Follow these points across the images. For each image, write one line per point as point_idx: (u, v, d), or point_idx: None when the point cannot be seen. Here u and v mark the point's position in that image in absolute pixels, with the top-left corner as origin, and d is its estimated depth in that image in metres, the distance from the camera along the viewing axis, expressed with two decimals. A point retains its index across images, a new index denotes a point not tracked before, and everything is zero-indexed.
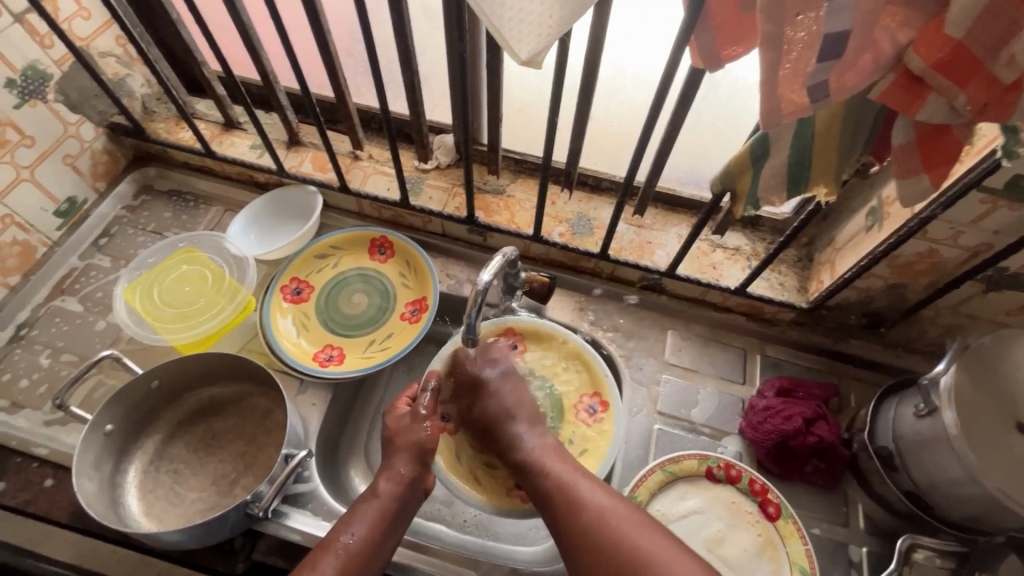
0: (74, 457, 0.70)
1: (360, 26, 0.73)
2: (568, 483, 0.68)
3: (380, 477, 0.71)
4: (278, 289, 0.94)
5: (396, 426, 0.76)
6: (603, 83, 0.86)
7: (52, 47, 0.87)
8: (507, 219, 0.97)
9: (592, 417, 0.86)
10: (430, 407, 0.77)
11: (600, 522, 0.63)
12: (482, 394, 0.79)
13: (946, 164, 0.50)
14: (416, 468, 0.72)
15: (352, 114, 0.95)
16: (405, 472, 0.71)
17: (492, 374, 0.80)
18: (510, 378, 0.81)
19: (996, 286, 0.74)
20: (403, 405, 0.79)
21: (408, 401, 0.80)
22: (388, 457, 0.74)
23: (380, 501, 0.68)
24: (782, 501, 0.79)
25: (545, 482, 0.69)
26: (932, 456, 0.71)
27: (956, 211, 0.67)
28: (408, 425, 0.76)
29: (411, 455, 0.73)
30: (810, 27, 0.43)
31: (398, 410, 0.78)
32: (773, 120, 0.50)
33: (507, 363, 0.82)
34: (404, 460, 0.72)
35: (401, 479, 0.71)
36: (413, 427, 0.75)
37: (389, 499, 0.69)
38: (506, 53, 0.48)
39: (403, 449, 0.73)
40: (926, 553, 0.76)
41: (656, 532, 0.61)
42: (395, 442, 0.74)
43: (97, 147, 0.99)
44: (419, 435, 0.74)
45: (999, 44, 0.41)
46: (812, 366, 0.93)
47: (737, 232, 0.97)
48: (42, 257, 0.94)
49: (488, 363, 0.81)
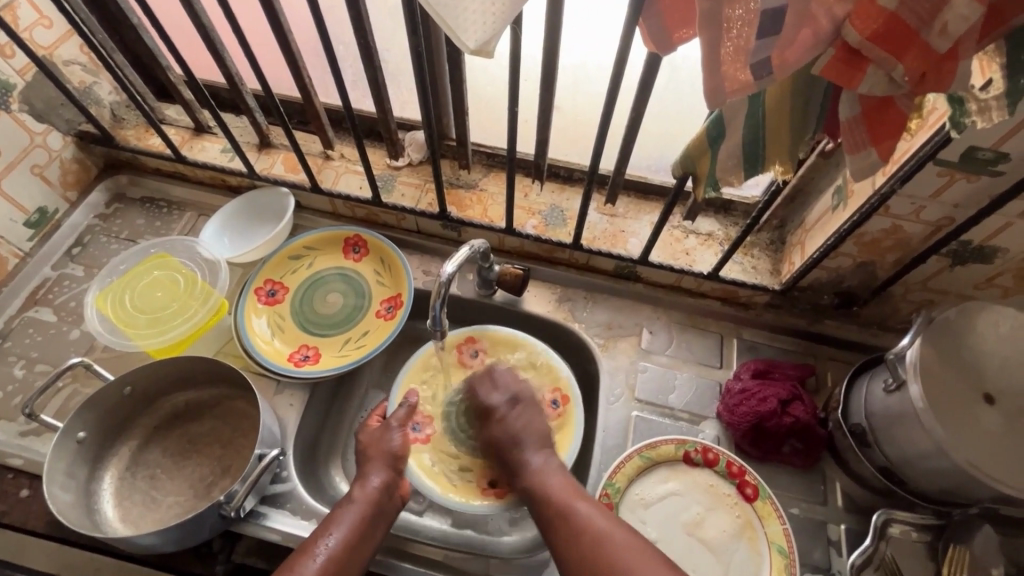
0: (45, 466, 0.70)
1: (318, 25, 0.73)
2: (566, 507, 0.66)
3: (355, 486, 0.71)
4: (252, 291, 0.94)
5: (369, 439, 0.78)
6: (566, 73, 0.87)
7: (13, 56, 0.86)
8: (480, 213, 0.97)
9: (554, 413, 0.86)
10: (402, 419, 0.79)
11: (599, 549, 0.61)
12: (491, 421, 0.78)
13: (891, 137, 0.50)
14: (388, 476, 0.73)
15: (320, 113, 0.94)
16: (373, 480, 0.71)
17: (500, 399, 0.79)
18: (519, 403, 0.78)
19: (961, 260, 0.75)
20: (374, 422, 0.81)
21: (379, 418, 0.82)
22: (361, 467, 0.74)
23: (357, 506, 0.68)
24: (760, 482, 0.79)
25: (546, 506, 0.68)
26: (900, 430, 0.72)
27: (916, 185, 0.67)
28: (380, 436, 0.77)
29: (384, 462, 0.74)
30: (746, 5, 0.44)
31: (371, 427, 0.80)
32: (719, 99, 0.50)
33: (518, 388, 0.80)
34: (376, 468, 0.73)
35: (375, 487, 0.71)
36: (385, 437, 0.77)
37: (366, 503, 0.69)
38: (451, 37, 0.48)
39: (376, 458, 0.74)
40: (902, 528, 0.76)
41: (641, 551, 0.61)
42: (368, 452, 0.76)
43: (66, 156, 0.99)
44: (391, 443, 0.76)
45: (932, 13, 0.41)
46: (788, 348, 0.94)
47: (709, 218, 0.97)
48: (15, 269, 0.94)
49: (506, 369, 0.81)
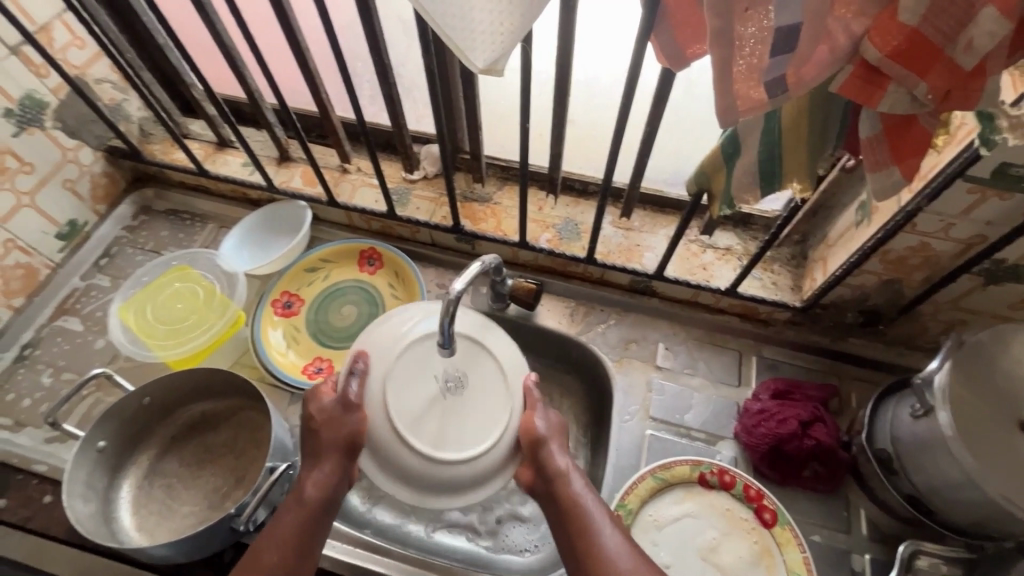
0: (66, 475, 0.72)
1: (333, 41, 0.74)
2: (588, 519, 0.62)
3: (305, 481, 0.65)
4: (269, 303, 0.96)
5: (324, 418, 0.66)
6: (580, 88, 0.87)
7: (48, 76, 0.89)
8: (494, 227, 0.97)
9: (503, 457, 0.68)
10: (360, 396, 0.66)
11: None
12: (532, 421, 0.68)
13: (915, 156, 0.48)
14: (341, 465, 0.65)
15: (338, 128, 0.95)
16: (326, 467, 0.65)
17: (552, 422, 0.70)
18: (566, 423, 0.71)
19: (995, 279, 0.71)
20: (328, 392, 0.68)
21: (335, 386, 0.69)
22: (313, 451, 0.65)
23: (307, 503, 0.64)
24: (778, 507, 0.76)
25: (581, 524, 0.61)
26: (929, 459, 0.68)
27: (945, 202, 0.64)
28: (335, 417, 0.65)
29: (337, 453, 0.64)
30: (760, 22, 0.42)
31: (324, 399, 0.67)
32: (731, 118, 0.48)
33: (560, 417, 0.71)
34: (330, 457, 0.64)
35: (323, 478, 0.64)
36: (341, 419, 0.65)
37: (313, 501, 0.64)
38: (462, 62, 0.47)
39: (330, 446, 0.64)
40: (931, 560, 0.72)
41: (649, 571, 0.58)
42: (319, 437, 0.65)
43: (96, 170, 1.03)
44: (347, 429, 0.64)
45: (956, 29, 0.39)
46: (810, 367, 0.90)
47: (728, 232, 0.95)
48: (45, 280, 0.97)
49: (540, 413, 0.69)
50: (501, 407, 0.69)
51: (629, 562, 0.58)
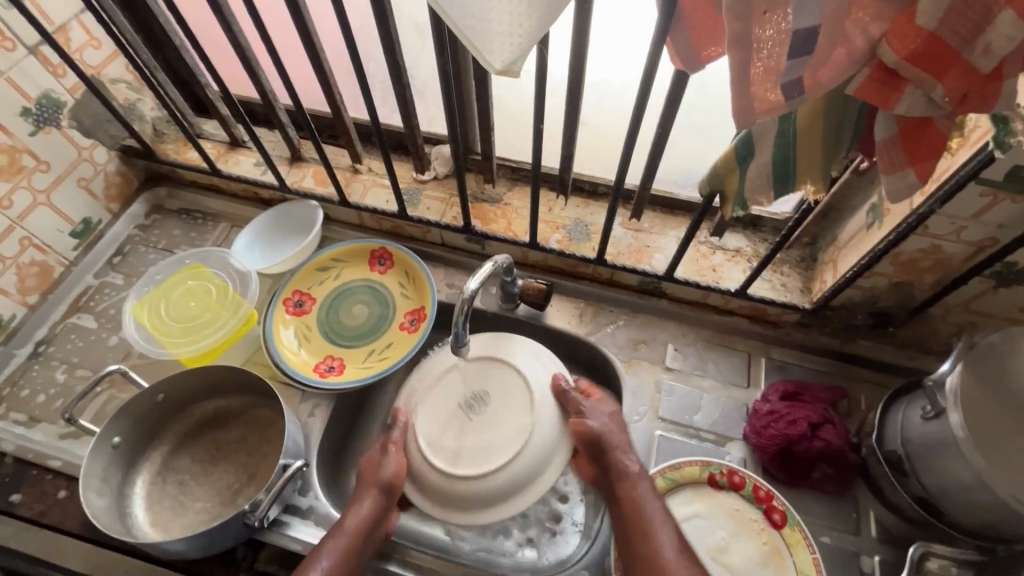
0: (81, 470, 0.72)
1: (349, 42, 0.75)
2: (641, 503, 0.67)
3: (346, 514, 0.70)
4: (281, 302, 0.96)
5: (368, 461, 0.74)
6: (591, 90, 0.88)
7: (64, 76, 0.91)
8: (504, 227, 0.98)
9: (537, 456, 0.70)
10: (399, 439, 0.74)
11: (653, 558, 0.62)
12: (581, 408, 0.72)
13: (931, 159, 0.49)
14: (380, 502, 0.71)
15: (350, 128, 0.96)
16: (366, 505, 0.70)
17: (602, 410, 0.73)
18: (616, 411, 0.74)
19: (1006, 282, 0.71)
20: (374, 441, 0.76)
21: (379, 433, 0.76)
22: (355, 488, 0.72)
23: (349, 534, 0.68)
24: (788, 508, 0.76)
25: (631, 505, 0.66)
26: (940, 461, 0.69)
27: (957, 205, 0.64)
28: (377, 461, 0.73)
29: (377, 489, 0.71)
30: (778, 25, 0.42)
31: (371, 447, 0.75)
32: (748, 120, 0.49)
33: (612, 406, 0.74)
34: (369, 493, 0.71)
35: (365, 513, 0.69)
36: (381, 461, 0.73)
37: (354, 532, 0.68)
38: (480, 63, 0.48)
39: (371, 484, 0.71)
40: (941, 562, 0.73)
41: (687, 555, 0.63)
42: (363, 475, 0.73)
43: (110, 169, 1.04)
44: (385, 471, 0.71)
45: (973, 33, 0.40)
46: (820, 369, 0.91)
47: (737, 233, 0.95)
48: (59, 277, 0.98)
49: (586, 407, 0.72)
50: (523, 409, 0.72)
51: (674, 545, 0.63)
